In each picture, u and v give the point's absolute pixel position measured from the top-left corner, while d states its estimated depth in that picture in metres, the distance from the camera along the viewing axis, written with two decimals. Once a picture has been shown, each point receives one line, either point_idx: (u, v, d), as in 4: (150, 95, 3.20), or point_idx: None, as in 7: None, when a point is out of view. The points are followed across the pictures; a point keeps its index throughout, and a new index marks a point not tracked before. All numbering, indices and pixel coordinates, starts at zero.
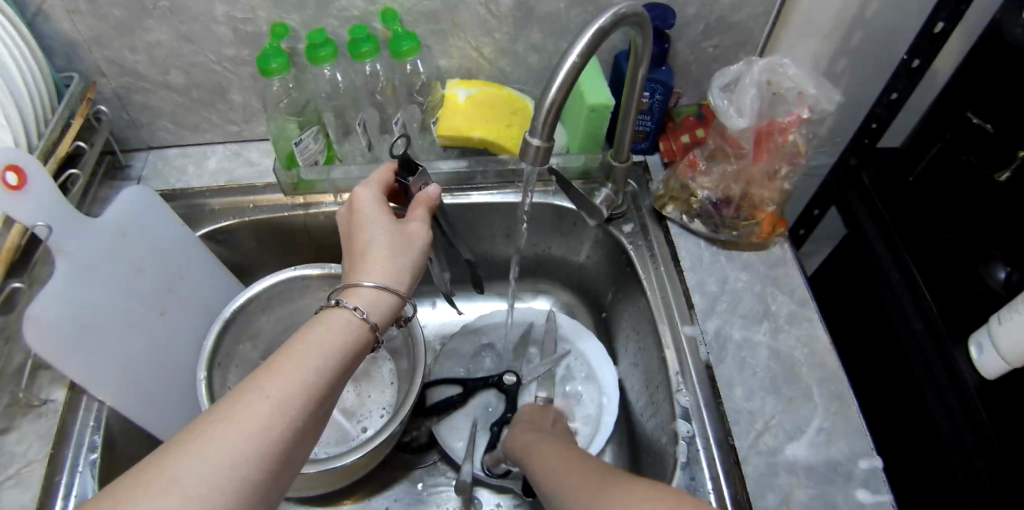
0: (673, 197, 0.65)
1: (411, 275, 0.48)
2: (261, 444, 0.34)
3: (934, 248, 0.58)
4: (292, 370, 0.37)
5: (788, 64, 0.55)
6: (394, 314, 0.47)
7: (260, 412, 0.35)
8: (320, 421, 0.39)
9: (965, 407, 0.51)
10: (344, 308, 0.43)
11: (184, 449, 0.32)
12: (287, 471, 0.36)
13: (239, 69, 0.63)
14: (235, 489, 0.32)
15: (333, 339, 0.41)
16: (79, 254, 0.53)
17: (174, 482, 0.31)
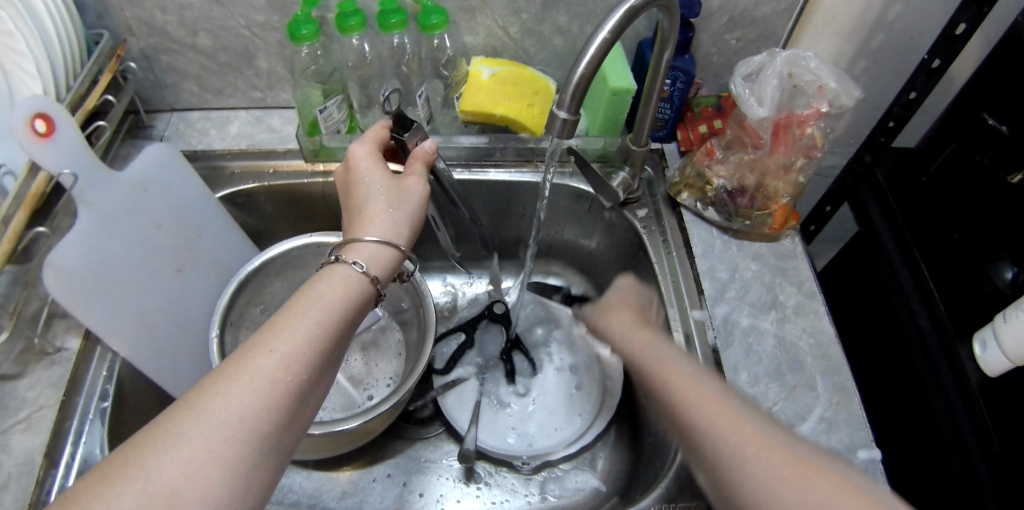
0: (688, 184, 0.65)
1: (410, 225, 0.49)
2: (269, 395, 0.34)
3: (945, 248, 0.59)
4: (293, 326, 0.38)
5: (811, 57, 0.56)
6: (396, 264, 0.48)
7: (265, 367, 0.35)
8: (325, 374, 0.39)
9: (966, 401, 0.52)
10: (344, 263, 0.44)
11: (192, 405, 0.32)
12: (297, 423, 0.36)
13: (267, 35, 0.63)
14: (246, 438, 0.32)
15: (333, 295, 0.41)
16: (101, 205, 0.54)
17: (183, 435, 0.31)
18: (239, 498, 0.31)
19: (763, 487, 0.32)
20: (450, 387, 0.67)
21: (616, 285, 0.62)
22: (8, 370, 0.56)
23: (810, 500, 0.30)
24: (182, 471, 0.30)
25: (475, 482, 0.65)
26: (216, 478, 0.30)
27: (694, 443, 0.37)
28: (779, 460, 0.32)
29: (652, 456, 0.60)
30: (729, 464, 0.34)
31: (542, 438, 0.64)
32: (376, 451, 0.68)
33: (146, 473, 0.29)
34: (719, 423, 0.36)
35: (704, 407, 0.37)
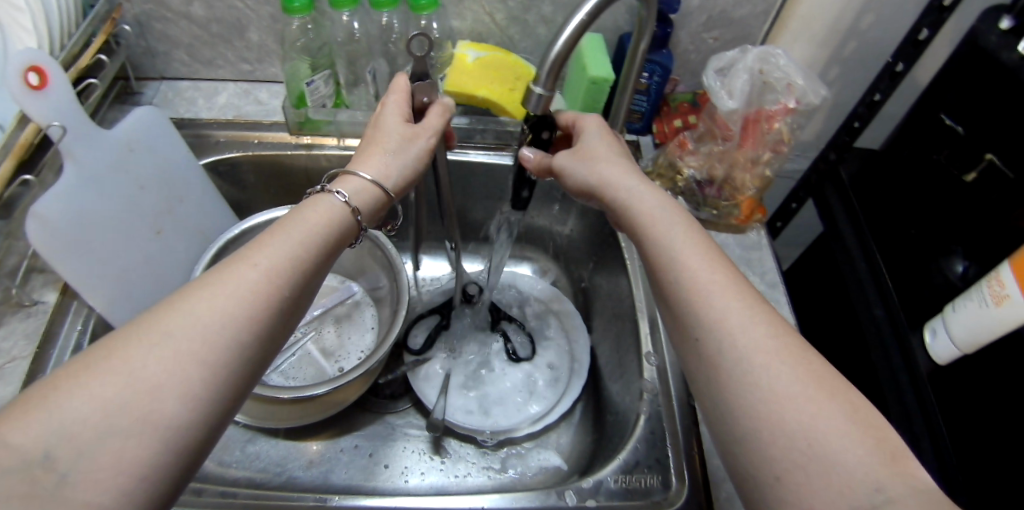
0: (660, 173, 0.67)
1: (402, 174, 0.48)
2: (250, 307, 0.34)
3: (902, 243, 0.63)
4: (277, 244, 0.37)
5: (780, 54, 0.59)
6: (377, 207, 0.47)
7: (250, 278, 0.35)
8: (306, 296, 0.39)
9: (915, 389, 0.55)
10: (329, 193, 0.43)
11: (178, 305, 0.32)
12: (276, 339, 0.36)
13: (260, 8, 0.65)
14: (226, 347, 0.32)
15: (317, 220, 0.40)
16: (87, 159, 0.55)
17: (166, 334, 0.31)
18: (215, 401, 0.31)
19: (772, 397, 0.34)
20: (422, 361, 0.68)
21: (587, 129, 0.52)
22: None
23: (816, 424, 0.32)
24: (164, 368, 0.30)
25: (443, 455, 0.67)
26: (195, 379, 0.30)
27: (697, 333, 0.38)
28: (798, 384, 0.34)
29: (613, 432, 0.62)
30: (737, 366, 0.36)
31: (507, 416, 0.65)
32: (345, 421, 0.69)
33: (129, 365, 0.29)
34: (736, 322, 0.37)
35: (728, 304, 0.38)
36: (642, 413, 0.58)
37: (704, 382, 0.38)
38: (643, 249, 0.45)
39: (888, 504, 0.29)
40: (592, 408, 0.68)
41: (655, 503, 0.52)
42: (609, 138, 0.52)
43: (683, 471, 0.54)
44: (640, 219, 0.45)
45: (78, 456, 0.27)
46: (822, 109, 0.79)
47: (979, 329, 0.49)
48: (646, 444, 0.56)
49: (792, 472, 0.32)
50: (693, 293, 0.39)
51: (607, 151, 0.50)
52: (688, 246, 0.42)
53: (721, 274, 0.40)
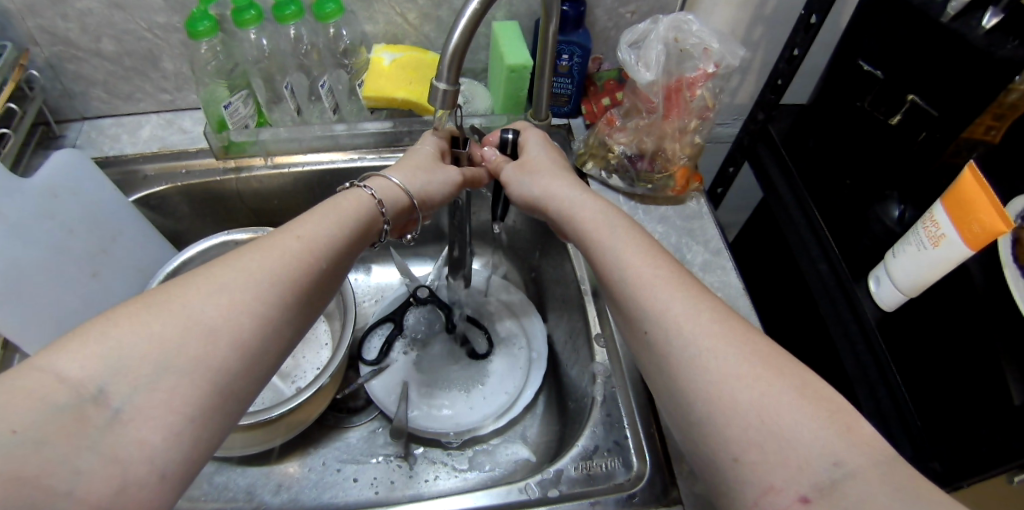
0: (593, 153, 0.67)
1: (428, 188, 0.51)
2: (295, 271, 0.38)
3: (839, 193, 0.64)
4: (315, 220, 0.42)
5: (691, 20, 0.58)
6: (399, 209, 0.49)
7: (292, 245, 0.39)
8: (338, 271, 0.43)
9: (867, 339, 0.54)
10: (360, 187, 0.47)
11: (229, 261, 0.37)
12: (310, 308, 0.40)
13: (170, 36, 0.66)
14: (272, 303, 0.36)
15: (349, 202, 0.45)
16: (10, 213, 0.55)
17: (223, 285, 0.35)
18: (258, 353, 0.35)
19: (721, 381, 0.34)
20: (379, 371, 0.67)
21: (531, 142, 0.56)
22: None
23: (767, 403, 0.32)
24: (218, 314, 0.33)
25: (410, 461, 0.66)
26: (246, 330, 0.34)
27: (645, 325, 0.39)
28: (747, 365, 0.34)
29: (575, 417, 0.62)
30: (683, 351, 0.36)
31: (470, 413, 0.64)
32: (312, 440, 0.68)
33: (188, 308, 0.33)
34: (685, 315, 0.37)
35: (669, 294, 0.39)
36: (596, 397, 0.58)
37: (659, 373, 0.38)
38: (587, 251, 0.46)
39: (848, 476, 0.29)
40: (556, 396, 0.68)
41: (617, 486, 0.51)
42: (551, 151, 0.56)
43: (644, 449, 0.54)
44: (590, 225, 0.47)
45: (133, 391, 0.30)
46: (751, 69, 0.78)
47: (919, 270, 0.49)
48: (603, 427, 0.56)
49: (750, 453, 0.31)
50: (634, 280, 0.41)
51: (550, 163, 0.53)
52: (635, 248, 0.43)
53: (646, 260, 0.42)
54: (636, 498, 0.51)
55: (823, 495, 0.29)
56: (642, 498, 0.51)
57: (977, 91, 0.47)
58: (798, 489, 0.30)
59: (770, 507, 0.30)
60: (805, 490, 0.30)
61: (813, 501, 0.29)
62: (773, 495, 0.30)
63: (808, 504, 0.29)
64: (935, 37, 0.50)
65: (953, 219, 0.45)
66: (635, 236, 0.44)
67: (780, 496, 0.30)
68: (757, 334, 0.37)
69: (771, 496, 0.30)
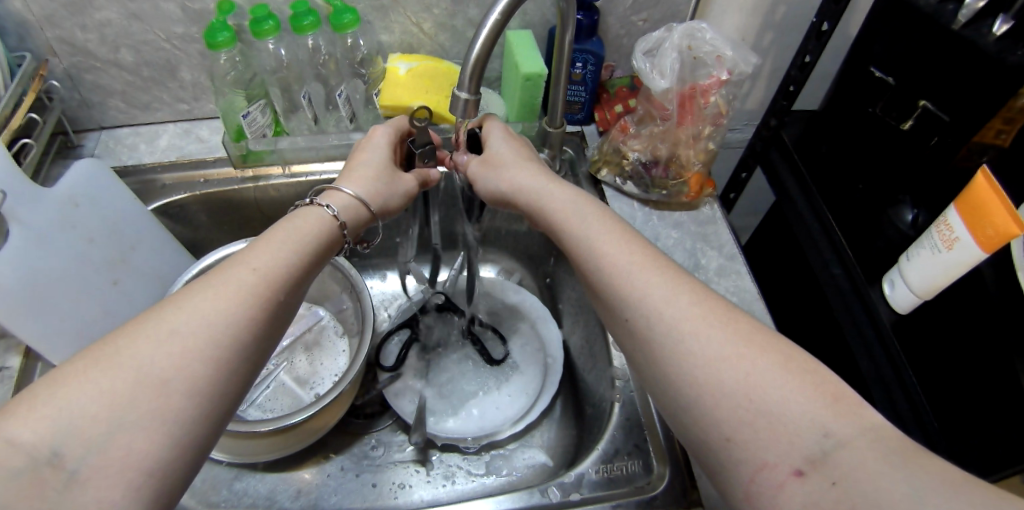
0: (607, 160, 0.68)
1: (384, 200, 0.50)
2: (250, 306, 0.36)
3: (851, 198, 0.64)
4: (272, 248, 0.40)
5: (705, 28, 0.59)
6: (358, 227, 0.48)
7: (246, 278, 0.37)
8: (298, 298, 0.41)
9: (881, 340, 0.55)
10: (318, 206, 0.45)
11: (180, 302, 0.34)
12: (272, 340, 0.38)
13: (188, 46, 0.66)
14: (228, 344, 0.34)
15: (309, 227, 0.43)
16: (33, 222, 0.55)
17: (174, 331, 0.32)
18: (221, 395, 0.33)
19: (704, 364, 0.34)
20: (396, 377, 0.67)
21: (494, 135, 0.54)
22: None
23: (752, 386, 0.33)
24: (172, 362, 0.31)
25: (428, 466, 0.67)
26: (202, 375, 0.32)
27: (627, 315, 0.39)
28: (730, 345, 0.34)
29: (593, 423, 0.62)
30: (666, 339, 0.37)
31: (490, 418, 0.65)
32: (330, 447, 0.68)
33: (137, 362, 0.31)
34: (661, 300, 0.38)
35: (646, 280, 0.39)
36: (616, 401, 0.59)
37: (644, 361, 0.38)
38: (561, 241, 0.47)
39: (836, 446, 0.30)
40: (573, 402, 0.69)
41: (638, 488, 0.52)
42: (511, 140, 0.55)
43: (663, 452, 0.54)
44: (559, 214, 0.47)
45: (87, 452, 0.28)
46: (762, 75, 0.79)
47: (933, 272, 0.49)
48: (623, 431, 0.57)
49: (738, 432, 0.32)
50: (611, 274, 0.41)
51: (513, 156, 0.53)
52: (606, 235, 0.44)
53: (623, 248, 0.42)
54: (657, 501, 0.51)
55: (815, 467, 0.30)
56: (663, 500, 0.51)
57: (988, 96, 0.48)
58: (791, 463, 0.30)
59: (762, 483, 0.31)
60: (799, 462, 0.30)
61: (806, 473, 0.30)
62: (767, 471, 0.31)
63: (802, 476, 0.30)
64: (943, 43, 0.51)
65: (966, 220, 0.46)
66: (610, 225, 0.44)
67: (775, 471, 0.31)
68: (738, 315, 0.37)
69: (765, 471, 0.31)
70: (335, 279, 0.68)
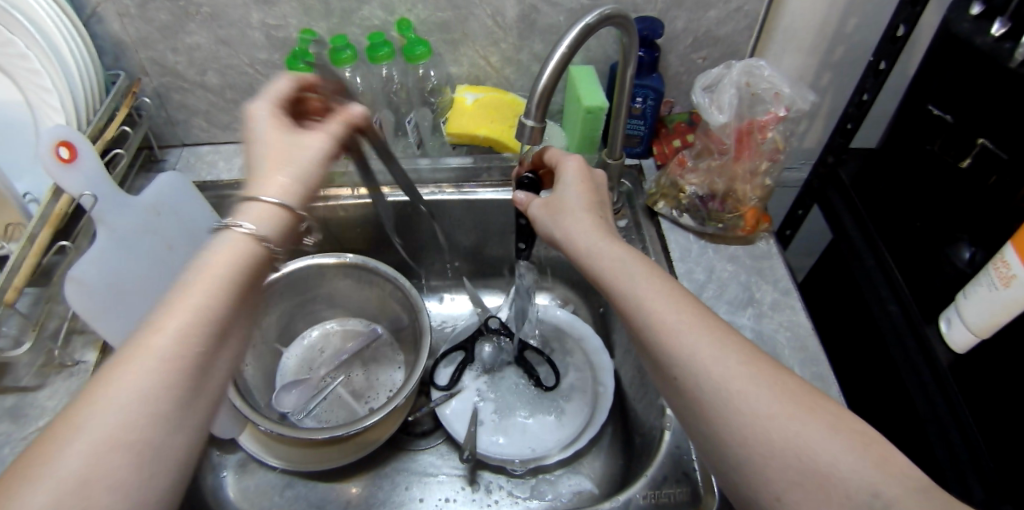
0: (663, 193, 0.69)
1: (304, 186, 0.43)
2: (172, 376, 0.33)
3: (908, 237, 0.63)
4: (184, 297, 0.35)
5: (764, 66, 0.61)
6: (286, 227, 0.42)
7: (163, 346, 0.33)
8: (227, 338, 0.38)
9: (940, 384, 0.54)
10: (234, 227, 0.39)
11: (92, 398, 0.31)
12: (207, 400, 0.35)
13: (270, 72, 0.70)
14: (157, 430, 0.32)
15: (221, 258, 0.38)
16: (119, 226, 0.59)
17: (90, 436, 0.30)
18: (160, 484, 0.31)
19: (755, 422, 0.36)
20: (451, 395, 0.69)
21: (564, 177, 0.53)
22: (30, 383, 0.60)
23: (802, 446, 0.35)
24: (93, 469, 0.29)
25: (478, 487, 0.67)
26: (122, 467, 0.30)
27: (674, 369, 0.40)
28: (776, 403, 0.36)
29: (642, 452, 0.63)
30: (716, 397, 0.38)
31: (537, 444, 0.66)
32: (379, 460, 0.70)
33: (54, 480, 0.28)
34: (709, 356, 0.39)
35: (695, 337, 0.40)
36: (666, 429, 0.59)
37: (692, 414, 0.40)
38: (606, 293, 0.46)
39: (886, 507, 0.32)
40: (622, 431, 0.69)
41: None
42: (579, 183, 0.52)
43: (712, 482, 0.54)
44: (608, 272, 0.46)
45: None
46: (819, 114, 0.80)
47: (990, 310, 0.48)
48: (672, 459, 0.57)
49: (791, 490, 0.34)
50: (660, 328, 0.41)
51: (577, 202, 0.51)
52: (655, 292, 0.43)
53: (663, 298, 0.42)
54: None
55: None
56: None
57: None
58: None
59: None
60: None
61: None
62: None
63: None
64: (999, 82, 0.51)
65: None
66: (657, 280, 0.44)
67: None
68: (783, 373, 0.39)
69: None
70: (395, 296, 0.71)
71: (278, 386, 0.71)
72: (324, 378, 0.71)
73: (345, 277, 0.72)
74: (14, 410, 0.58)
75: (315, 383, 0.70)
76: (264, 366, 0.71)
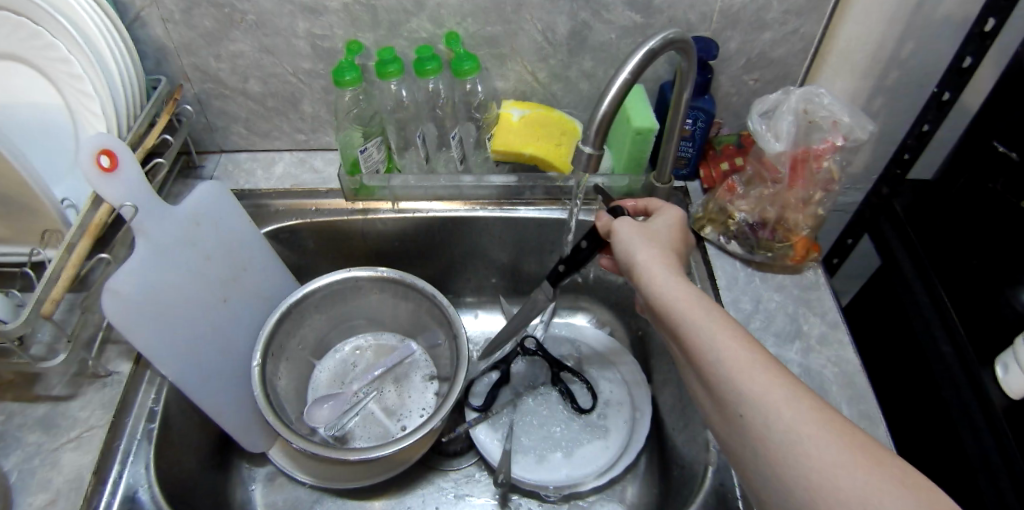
0: (711, 218, 0.68)
1: None
2: None
3: (964, 275, 0.60)
4: None
5: (824, 93, 0.59)
6: None
7: None
8: None
9: (991, 425, 0.52)
10: None
11: None
12: None
13: (313, 81, 0.69)
14: None
15: None
16: (155, 235, 0.56)
17: None
18: None
19: (825, 471, 0.33)
20: (484, 418, 0.68)
21: (662, 216, 0.54)
22: (63, 392, 0.59)
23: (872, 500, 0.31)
24: None
25: None
26: None
27: (738, 409, 0.39)
28: (846, 454, 0.34)
29: (681, 485, 0.61)
30: (784, 439, 0.36)
31: (573, 469, 0.65)
32: (409, 480, 0.69)
33: None
34: (779, 399, 0.37)
35: (766, 379, 0.38)
36: (710, 464, 0.56)
37: (754, 457, 0.38)
38: (671, 325, 0.44)
39: None
40: (658, 459, 0.68)
41: None
42: (674, 228, 0.53)
43: None
44: (678, 300, 0.44)
45: None
46: (869, 140, 0.79)
47: None
48: (716, 498, 0.54)
49: None
50: (728, 365, 0.39)
51: (667, 239, 0.51)
52: (729, 330, 0.41)
53: (729, 336, 0.41)
54: None
55: None
56: None
57: None
58: None
59: None
60: None
61: None
62: None
63: None
64: None
65: None
66: (732, 324, 0.42)
67: None
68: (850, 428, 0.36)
69: None
70: (431, 312, 0.70)
71: (311, 399, 0.70)
72: (357, 393, 0.71)
73: (380, 291, 0.72)
74: (47, 420, 0.57)
75: (348, 398, 0.70)
76: (298, 378, 0.70)
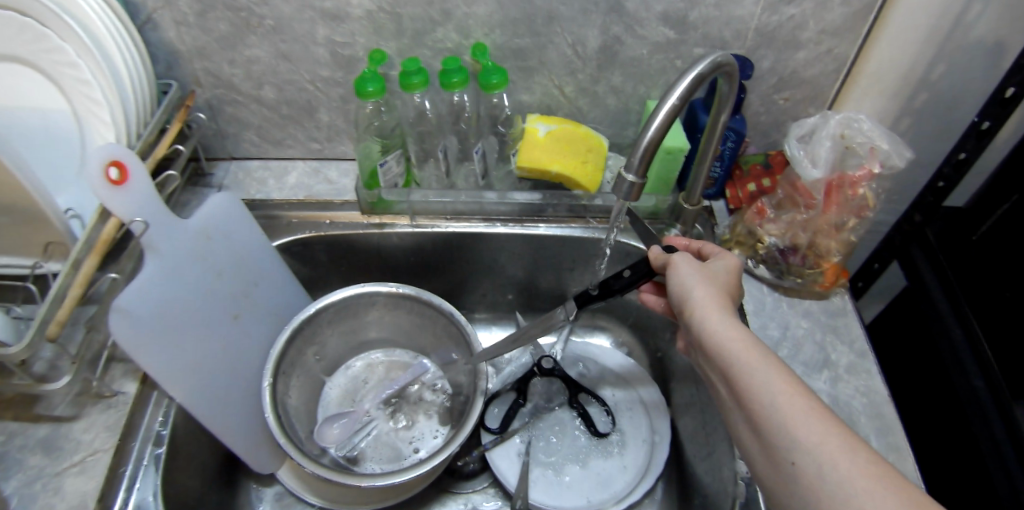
0: (739, 241, 0.67)
1: None
2: None
3: (999, 307, 0.58)
4: None
5: (863, 119, 0.57)
6: None
7: None
8: None
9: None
10: None
11: None
12: None
13: (331, 89, 0.67)
14: None
15: None
16: (166, 251, 0.54)
17: None
18: None
19: None
20: (500, 440, 0.66)
21: (719, 258, 0.51)
22: (65, 412, 0.56)
23: None
24: None
25: None
26: None
27: (788, 460, 0.35)
28: None
29: None
30: (836, 495, 0.31)
31: (591, 495, 0.63)
32: (421, 502, 0.67)
33: None
34: (830, 450, 0.33)
35: (818, 427, 0.34)
36: (738, 497, 0.54)
37: None
38: (720, 365, 0.42)
39: None
40: (677, 485, 0.66)
41: None
42: (732, 273, 0.50)
43: None
44: (730, 341, 0.41)
45: None
46: None
47: None
48: None
49: None
50: (783, 414, 0.36)
51: (721, 280, 0.48)
52: (780, 375, 0.38)
53: (785, 383, 0.37)
54: None
55: None
56: None
57: None
58: None
59: None
60: None
61: None
62: None
63: None
64: None
65: None
66: (789, 373, 0.38)
67: None
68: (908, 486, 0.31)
69: None
70: (447, 330, 0.68)
71: (322, 418, 0.68)
72: (369, 412, 0.68)
73: (393, 308, 0.69)
74: (49, 441, 0.54)
75: (359, 417, 0.67)
76: (308, 397, 0.68)
